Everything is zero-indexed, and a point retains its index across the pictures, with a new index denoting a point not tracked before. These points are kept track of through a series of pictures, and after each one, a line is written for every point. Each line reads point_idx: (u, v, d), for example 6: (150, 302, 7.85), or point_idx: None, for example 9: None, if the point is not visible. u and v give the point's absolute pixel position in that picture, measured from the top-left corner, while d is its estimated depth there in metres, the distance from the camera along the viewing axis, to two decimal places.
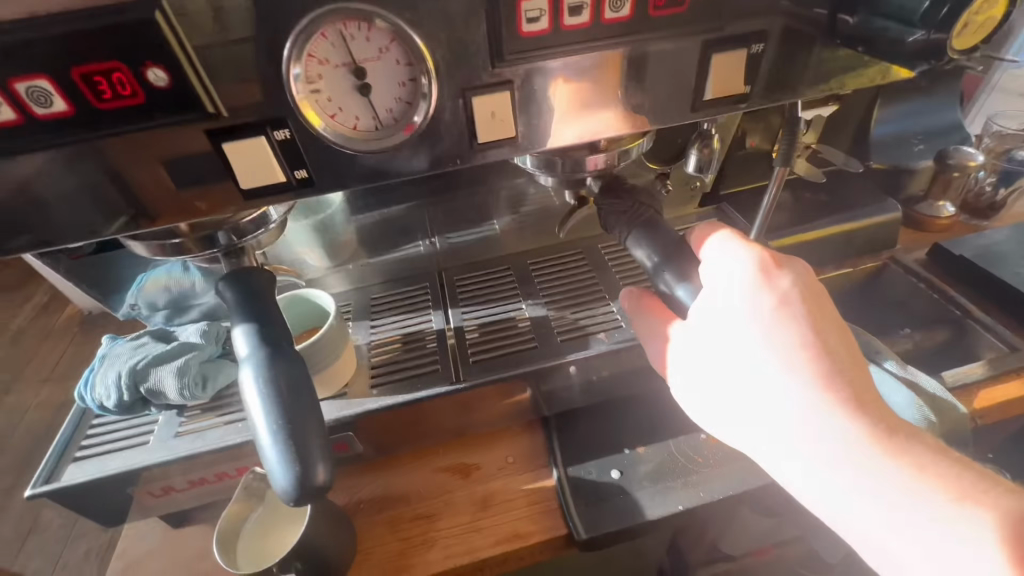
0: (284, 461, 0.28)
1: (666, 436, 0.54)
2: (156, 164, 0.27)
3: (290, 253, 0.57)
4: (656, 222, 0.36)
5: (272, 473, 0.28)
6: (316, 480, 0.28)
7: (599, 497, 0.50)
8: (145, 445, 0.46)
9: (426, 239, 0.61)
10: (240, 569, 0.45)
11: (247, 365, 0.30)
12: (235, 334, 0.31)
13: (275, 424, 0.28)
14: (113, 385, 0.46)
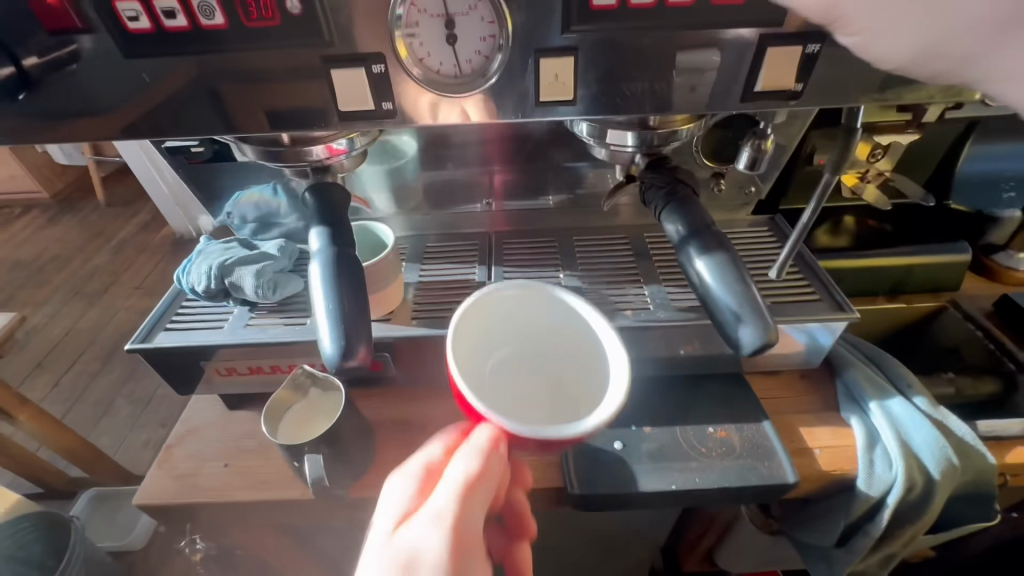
0: (334, 336, 0.33)
1: (675, 422, 0.56)
2: (269, 98, 0.35)
3: (362, 190, 0.64)
4: (690, 200, 0.37)
5: (323, 346, 0.33)
6: (354, 356, 0.32)
7: (598, 462, 0.53)
8: (220, 328, 0.54)
9: (484, 201, 0.66)
10: (278, 437, 0.52)
11: (316, 259, 0.36)
12: (311, 234, 0.37)
13: (332, 307, 0.34)
14: (205, 273, 0.54)
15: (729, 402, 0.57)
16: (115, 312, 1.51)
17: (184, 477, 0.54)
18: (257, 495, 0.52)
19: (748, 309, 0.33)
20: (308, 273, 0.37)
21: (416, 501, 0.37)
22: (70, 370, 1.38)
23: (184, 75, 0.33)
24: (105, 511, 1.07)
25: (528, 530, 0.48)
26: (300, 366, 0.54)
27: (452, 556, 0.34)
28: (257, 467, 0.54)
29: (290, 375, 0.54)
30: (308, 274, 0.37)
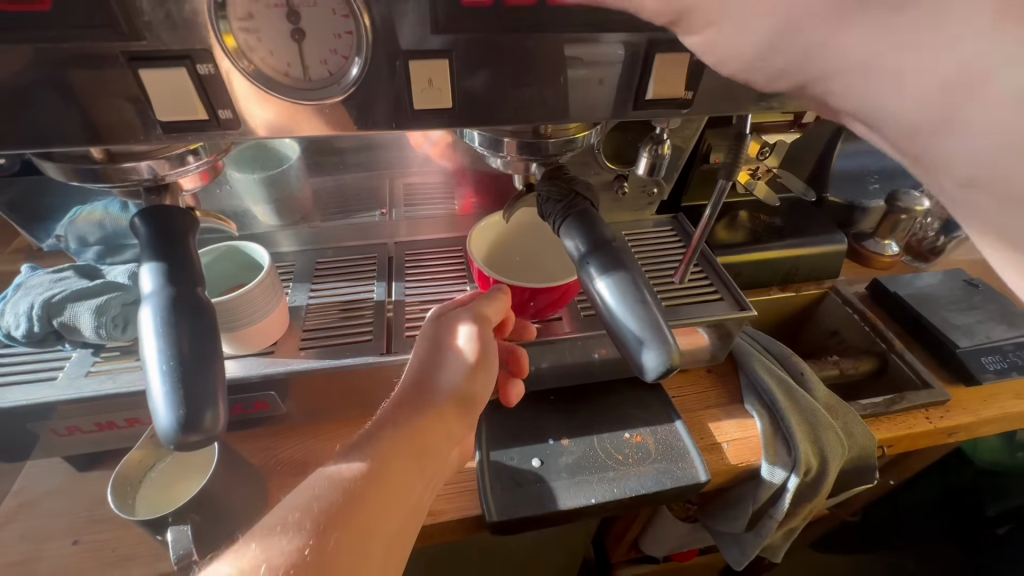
0: (170, 402, 0.27)
1: (592, 432, 0.55)
2: (57, 97, 0.27)
3: (236, 202, 0.55)
4: (589, 214, 0.35)
5: (157, 414, 0.27)
6: (201, 423, 0.27)
7: (514, 483, 0.50)
8: (52, 380, 0.44)
9: (381, 210, 0.60)
10: (136, 514, 0.45)
11: (147, 303, 0.29)
12: (141, 271, 0.30)
13: (167, 365, 0.27)
14: (24, 314, 0.44)
15: (642, 405, 0.57)
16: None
17: (17, 566, 0.44)
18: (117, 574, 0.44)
19: (651, 332, 0.31)
20: (138, 318, 0.29)
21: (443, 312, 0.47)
22: None
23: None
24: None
25: (521, 369, 0.52)
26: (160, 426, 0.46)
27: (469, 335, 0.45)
28: (119, 541, 0.46)
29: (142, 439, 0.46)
30: (139, 322, 0.30)
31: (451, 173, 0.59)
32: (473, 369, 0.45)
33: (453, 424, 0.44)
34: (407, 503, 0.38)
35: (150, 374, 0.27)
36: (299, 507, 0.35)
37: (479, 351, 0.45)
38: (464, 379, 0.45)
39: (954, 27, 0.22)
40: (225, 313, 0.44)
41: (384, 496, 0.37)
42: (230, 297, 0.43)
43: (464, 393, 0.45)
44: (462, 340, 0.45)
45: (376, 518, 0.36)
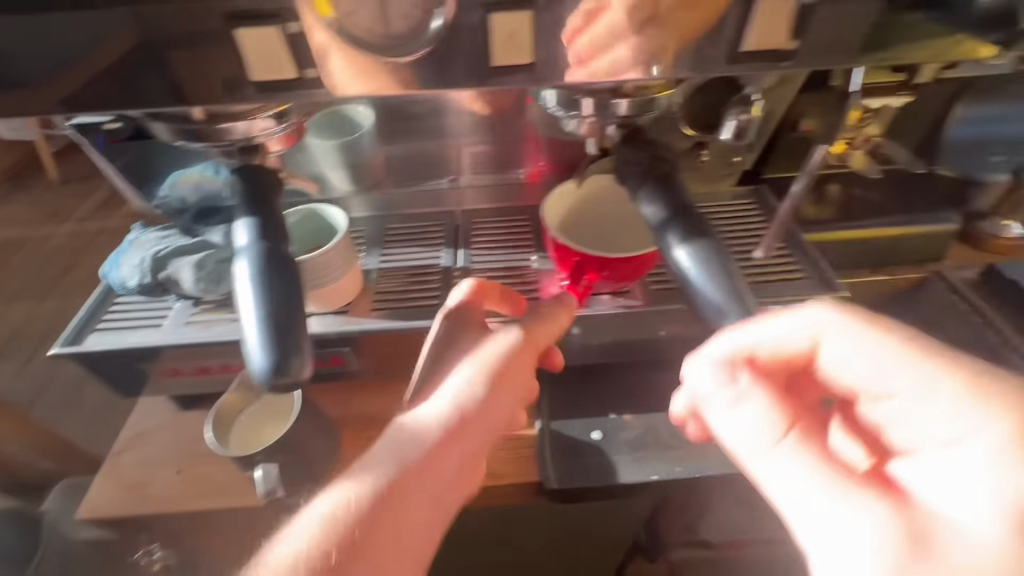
0: (263, 348, 0.28)
1: (656, 409, 0.53)
2: (170, 59, 0.29)
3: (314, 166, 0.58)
4: (670, 180, 0.34)
5: (252, 359, 0.29)
6: (290, 371, 0.28)
7: (575, 453, 0.50)
8: (160, 327, 0.49)
9: (449, 177, 0.61)
10: (230, 451, 0.50)
11: (243, 257, 0.31)
12: (237, 226, 0.32)
13: (261, 314, 0.29)
14: (137, 267, 0.48)
15: None
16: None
17: (134, 487, 0.50)
18: (215, 504, 0.49)
19: (737, 304, 0.29)
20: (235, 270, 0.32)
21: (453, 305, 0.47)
22: None
23: (65, 56, 0.29)
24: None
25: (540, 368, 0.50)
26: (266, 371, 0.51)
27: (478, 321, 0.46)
28: (215, 474, 0.51)
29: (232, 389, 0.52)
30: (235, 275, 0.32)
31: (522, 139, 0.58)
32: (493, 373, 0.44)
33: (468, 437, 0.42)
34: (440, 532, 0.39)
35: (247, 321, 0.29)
36: (337, 513, 0.37)
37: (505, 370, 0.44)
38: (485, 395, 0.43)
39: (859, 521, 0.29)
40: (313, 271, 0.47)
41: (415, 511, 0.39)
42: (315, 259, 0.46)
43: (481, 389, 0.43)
44: (492, 352, 0.45)
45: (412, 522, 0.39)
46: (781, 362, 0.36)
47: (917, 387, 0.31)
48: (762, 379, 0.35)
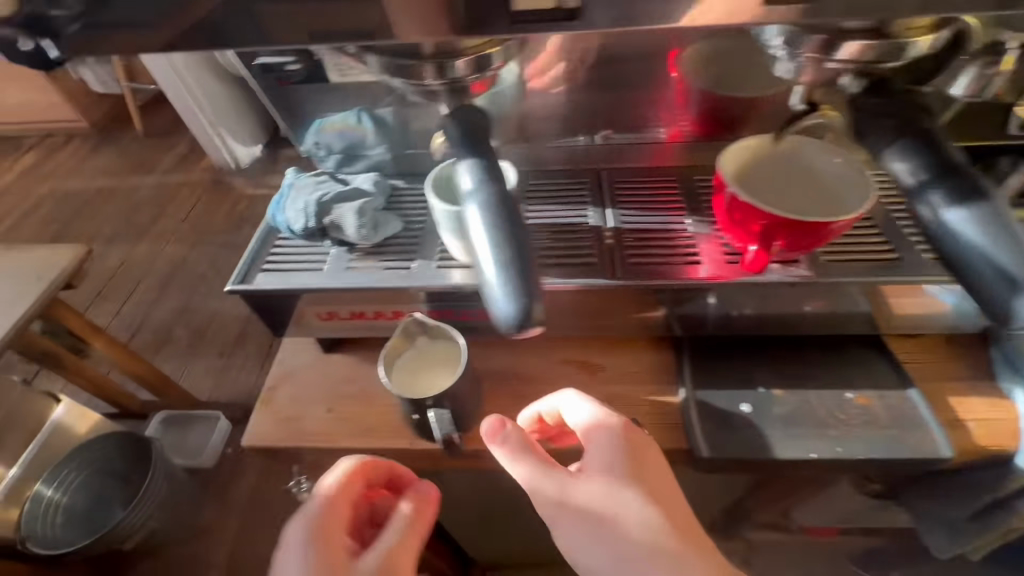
0: (507, 295, 0.28)
1: (809, 386, 0.51)
2: None
3: None
4: (932, 138, 0.33)
5: (493, 305, 0.28)
6: (533, 319, 0.27)
7: (724, 424, 0.49)
8: (321, 271, 0.50)
9: (587, 133, 0.58)
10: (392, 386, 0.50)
11: (473, 201, 0.30)
12: (461, 168, 0.32)
13: (500, 260, 0.28)
14: (302, 210, 0.49)
15: (866, 366, 0.52)
16: (203, 258, 1.67)
17: (289, 421, 0.53)
18: (368, 444, 0.51)
19: None
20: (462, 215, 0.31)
21: (314, 518, 0.43)
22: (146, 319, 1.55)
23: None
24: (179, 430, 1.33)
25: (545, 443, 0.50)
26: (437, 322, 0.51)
27: (333, 551, 0.41)
28: (363, 415, 0.53)
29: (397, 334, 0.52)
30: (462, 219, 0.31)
31: (673, 91, 0.54)
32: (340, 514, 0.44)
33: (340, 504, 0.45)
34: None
35: (487, 261, 0.29)
36: None
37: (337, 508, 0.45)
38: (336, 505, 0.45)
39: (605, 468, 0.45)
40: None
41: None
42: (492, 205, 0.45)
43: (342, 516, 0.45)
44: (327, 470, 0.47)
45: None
46: (537, 459, 0.43)
47: (649, 509, 0.40)
48: (624, 456, 0.42)
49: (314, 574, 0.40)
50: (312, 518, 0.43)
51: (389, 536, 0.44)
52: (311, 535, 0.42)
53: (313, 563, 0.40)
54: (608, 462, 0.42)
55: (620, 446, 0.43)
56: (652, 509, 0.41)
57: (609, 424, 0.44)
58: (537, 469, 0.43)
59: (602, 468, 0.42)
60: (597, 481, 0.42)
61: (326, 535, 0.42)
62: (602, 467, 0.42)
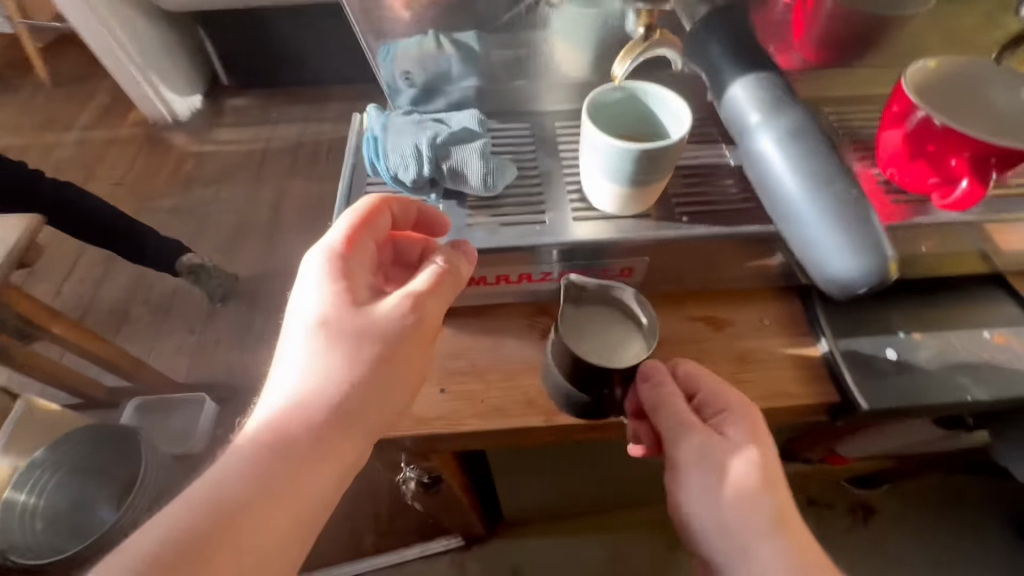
0: (852, 252, 0.30)
1: (945, 329, 0.50)
2: None
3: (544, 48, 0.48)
4: None
5: (832, 261, 0.31)
6: (881, 270, 0.31)
7: (876, 372, 0.47)
8: (435, 230, 0.43)
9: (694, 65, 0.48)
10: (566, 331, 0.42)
11: (788, 165, 0.32)
12: (763, 134, 0.33)
13: (835, 220, 0.30)
14: (411, 155, 0.42)
15: (990, 303, 0.51)
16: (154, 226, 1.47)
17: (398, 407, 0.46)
18: (496, 424, 0.46)
19: None
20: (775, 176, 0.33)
21: (337, 246, 0.39)
22: (99, 297, 1.35)
23: None
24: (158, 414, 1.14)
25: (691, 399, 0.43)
26: (620, 286, 0.44)
27: (353, 289, 0.39)
28: (483, 392, 0.47)
29: (563, 285, 0.44)
30: (771, 179, 0.33)
31: (791, 17, 0.48)
32: (339, 256, 0.39)
33: (354, 274, 0.39)
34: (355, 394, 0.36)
35: (812, 211, 0.31)
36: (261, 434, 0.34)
37: (348, 241, 0.39)
38: (338, 262, 0.39)
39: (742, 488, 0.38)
40: (650, 162, 0.38)
41: (340, 389, 0.36)
42: (664, 149, 0.37)
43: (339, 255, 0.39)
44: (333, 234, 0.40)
45: (335, 413, 0.36)
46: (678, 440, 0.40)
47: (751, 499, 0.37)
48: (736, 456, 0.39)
49: (341, 311, 0.37)
50: (333, 245, 0.39)
51: (416, 280, 0.39)
52: (322, 269, 0.38)
53: (331, 287, 0.38)
54: (743, 447, 0.39)
55: (753, 447, 0.39)
56: (776, 533, 0.37)
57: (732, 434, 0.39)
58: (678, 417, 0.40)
59: (736, 444, 0.39)
60: (729, 444, 0.39)
61: (349, 272, 0.39)
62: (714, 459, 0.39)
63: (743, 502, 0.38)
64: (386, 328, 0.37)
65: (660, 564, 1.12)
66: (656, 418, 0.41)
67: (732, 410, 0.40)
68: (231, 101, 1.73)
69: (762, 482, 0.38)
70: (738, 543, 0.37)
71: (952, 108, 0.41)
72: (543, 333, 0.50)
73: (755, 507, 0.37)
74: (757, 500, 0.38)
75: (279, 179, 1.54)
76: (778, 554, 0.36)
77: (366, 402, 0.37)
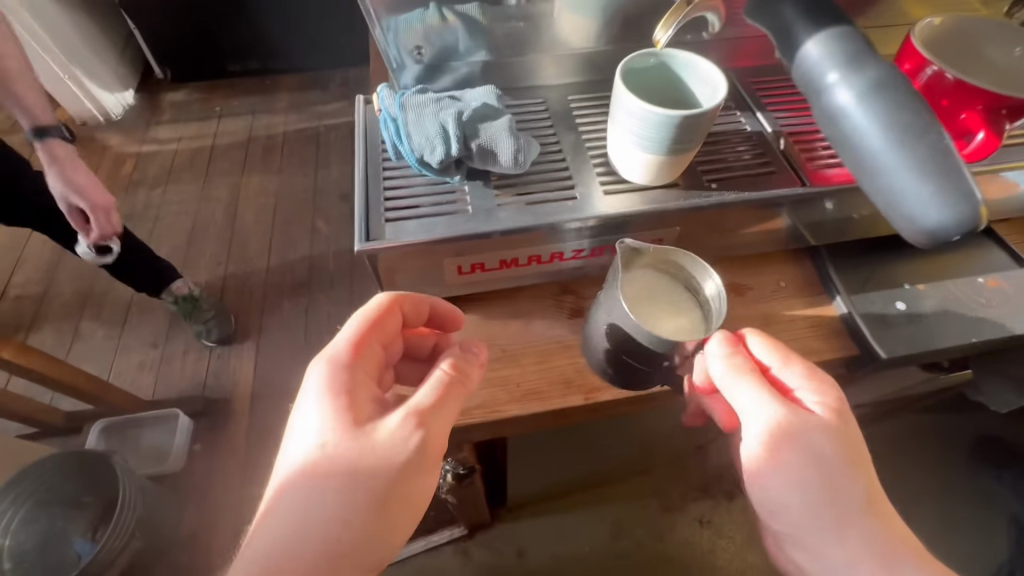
0: (946, 206, 0.27)
1: (945, 278, 0.53)
2: None
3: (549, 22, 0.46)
4: None
5: (920, 216, 0.28)
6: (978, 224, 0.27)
7: (890, 324, 0.49)
8: (465, 212, 0.41)
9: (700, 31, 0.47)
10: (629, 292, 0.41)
11: (865, 118, 0.29)
12: (836, 85, 0.30)
13: (923, 174, 0.27)
14: (437, 135, 0.40)
15: (980, 249, 0.55)
16: None
17: None
18: (538, 407, 0.45)
19: None
20: (851, 131, 0.30)
21: (338, 354, 0.37)
22: (45, 314, 1.24)
23: None
24: (125, 438, 1.05)
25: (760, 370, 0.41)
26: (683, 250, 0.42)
27: (356, 405, 0.36)
28: (517, 377, 0.46)
29: (621, 250, 0.41)
30: (844, 136, 0.30)
31: None
32: (340, 368, 0.37)
33: (355, 388, 0.37)
34: (387, 475, 0.34)
35: (901, 164, 0.28)
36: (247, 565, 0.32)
37: (347, 353, 0.38)
38: (339, 376, 0.37)
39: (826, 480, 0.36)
40: (686, 129, 0.38)
41: (371, 462, 0.34)
42: (701, 113, 0.37)
43: (339, 362, 0.37)
44: (336, 343, 0.38)
45: (365, 498, 0.33)
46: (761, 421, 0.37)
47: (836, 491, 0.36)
48: (823, 448, 0.36)
49: (341, 433, 0.34)
50: (335, 352, 0.37)
51: (420, 393, 0.37)
52: (324, 383, 0.36)
53: (332, 405, 0.35)
54: (834, 428, 0.36)
55: (842, 427, 0.37)
56: (868, 514, 0.36)
57: (823, 425, 0.36)
58: (760, 394, 0.37)
59: (825, 423, 0.37)
60: (818, 424, 0.36)
61: (352, 386, 0.36)
62: (795, 448, 0.36)
63: (832, 485, 0.36)
64: (389, 455, 0.34)
65: (661, 528, 1.16)
66: (734, 395, 0.39)
67: (807, 382, 0.39)
68: (168, 95, 1.61)
69: (853, 462, 0.36)
70: (829, 523, 0.36)
71: (953, 69, 0.44)
72: (572, 312, 0.50)
73: (843, 489, 0.36)
74: (851, 482, 0.36)
75: (232, 175, 1.45)
76: (865, 535, 0.36)
77: (362, 534, 0.33)
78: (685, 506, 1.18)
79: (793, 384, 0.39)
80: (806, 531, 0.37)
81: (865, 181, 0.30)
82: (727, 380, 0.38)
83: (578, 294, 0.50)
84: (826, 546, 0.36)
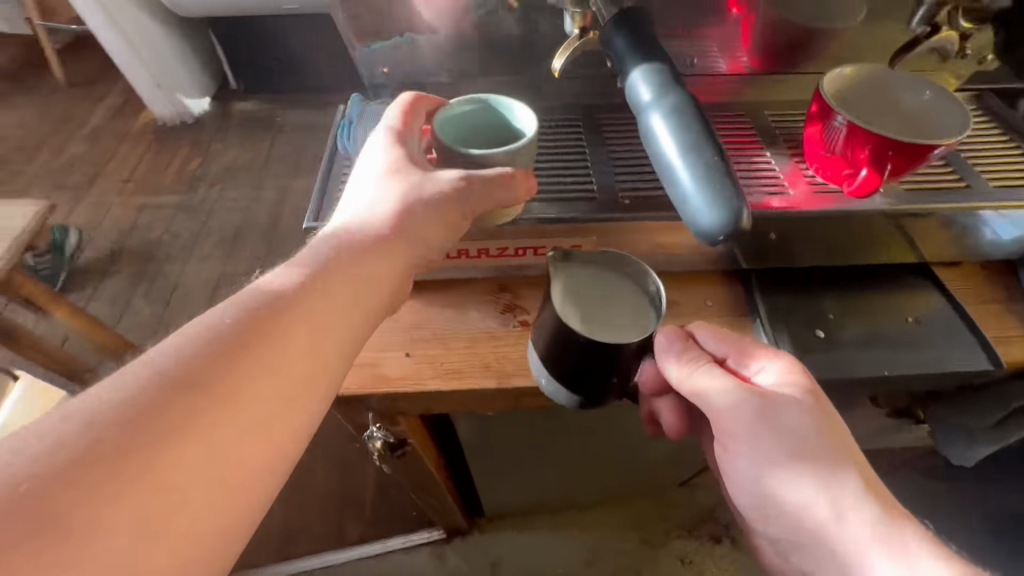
0: (710, 210, 0.34)
1: (873, 314, 0.54)
2: None
3: (503, 54, 0.53)
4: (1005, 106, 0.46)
5: (697, 218, 0.35)
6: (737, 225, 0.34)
7: (801, 349, 0.52)
8: None
9: None
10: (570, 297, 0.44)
11: (665, 142, 0.37)
12: (653, 114, 0.38)
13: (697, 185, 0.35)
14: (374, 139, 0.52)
15: (918, 291, 0.56)
16: (160, 221, 1.52)
17: (367, 367, 0.51)
18: (455, 385, 0.50)
19: None
20: (660, 152, 0.37)
21: (395, 124, 0.48)
22: (108, 286, 1.41)
23: None
24: None
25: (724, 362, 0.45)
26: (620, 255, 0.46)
27: (411, 153, 0.47)
28: (443, 356, 0.52)
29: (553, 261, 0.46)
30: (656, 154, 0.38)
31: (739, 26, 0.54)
32: (395, 134, 0.47)
33: (411, 147, 0.47)
34: (395, 277, 0.44)
35: (687, 175, 0.35)
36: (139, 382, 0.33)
37: (400, 120, 0.48)
38: (394, 139, 0.47)
39: (815, 450, 0.40)
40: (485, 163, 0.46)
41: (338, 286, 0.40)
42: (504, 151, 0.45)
43: (397, 127, 0.47)
44: (390, 115, 0.48)
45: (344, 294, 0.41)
46: (740, 391, 0.41)
47: (819, 454, 0.40)
48: (800, 415, 0.41)
49: (394, 178, 0.45)
50: (391, 122, 0.48)
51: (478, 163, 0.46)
52: (384, 140, 0.47)
53: (391, 150, 0.47)
54: (806, 406, 0.41)
55: (811, 402, 0.41)
56: (855, 482, 0.40)
57: (799, 400, 0.41)
58: (726, 386, 0.42)
59: (793, 400, 0.41)
60: (791, 402, 0.41)
61: (408, 149, 0.47)
62: (771, 420, 0.41)
63: (811, 455, 0.40)
64: (442, 198, 0.44)
65: (638, 561, 1.14)
66: (701, 383, 0.42)
67: (773, 364, 0.42)
68: (238, 104, 1.80)
69: (827, 438, 0.40)
70: (816, 493, 0.40)
71: (862, 109, 0.47)
72: (504, 307, 0.55)
73: (827, 457, 0.40)
74: (830, 459, 0.40)
75: (282, 178, 1.60)
76: (855, 502, 0.39)
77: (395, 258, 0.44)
78: (669, 544, 1.16)
79: (754, 369, 0.43)
80: (825, 521, 0.39)
81: (667, 189, 0.37)
82: (694, 369, 0.42)
83: (513, 292, 0.56)
84: (820, 514, 0.40)
